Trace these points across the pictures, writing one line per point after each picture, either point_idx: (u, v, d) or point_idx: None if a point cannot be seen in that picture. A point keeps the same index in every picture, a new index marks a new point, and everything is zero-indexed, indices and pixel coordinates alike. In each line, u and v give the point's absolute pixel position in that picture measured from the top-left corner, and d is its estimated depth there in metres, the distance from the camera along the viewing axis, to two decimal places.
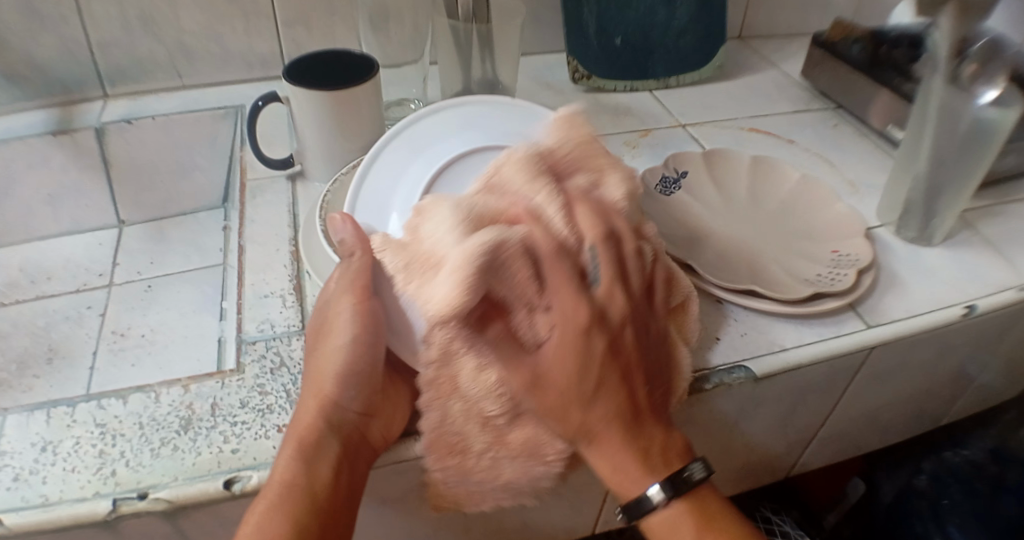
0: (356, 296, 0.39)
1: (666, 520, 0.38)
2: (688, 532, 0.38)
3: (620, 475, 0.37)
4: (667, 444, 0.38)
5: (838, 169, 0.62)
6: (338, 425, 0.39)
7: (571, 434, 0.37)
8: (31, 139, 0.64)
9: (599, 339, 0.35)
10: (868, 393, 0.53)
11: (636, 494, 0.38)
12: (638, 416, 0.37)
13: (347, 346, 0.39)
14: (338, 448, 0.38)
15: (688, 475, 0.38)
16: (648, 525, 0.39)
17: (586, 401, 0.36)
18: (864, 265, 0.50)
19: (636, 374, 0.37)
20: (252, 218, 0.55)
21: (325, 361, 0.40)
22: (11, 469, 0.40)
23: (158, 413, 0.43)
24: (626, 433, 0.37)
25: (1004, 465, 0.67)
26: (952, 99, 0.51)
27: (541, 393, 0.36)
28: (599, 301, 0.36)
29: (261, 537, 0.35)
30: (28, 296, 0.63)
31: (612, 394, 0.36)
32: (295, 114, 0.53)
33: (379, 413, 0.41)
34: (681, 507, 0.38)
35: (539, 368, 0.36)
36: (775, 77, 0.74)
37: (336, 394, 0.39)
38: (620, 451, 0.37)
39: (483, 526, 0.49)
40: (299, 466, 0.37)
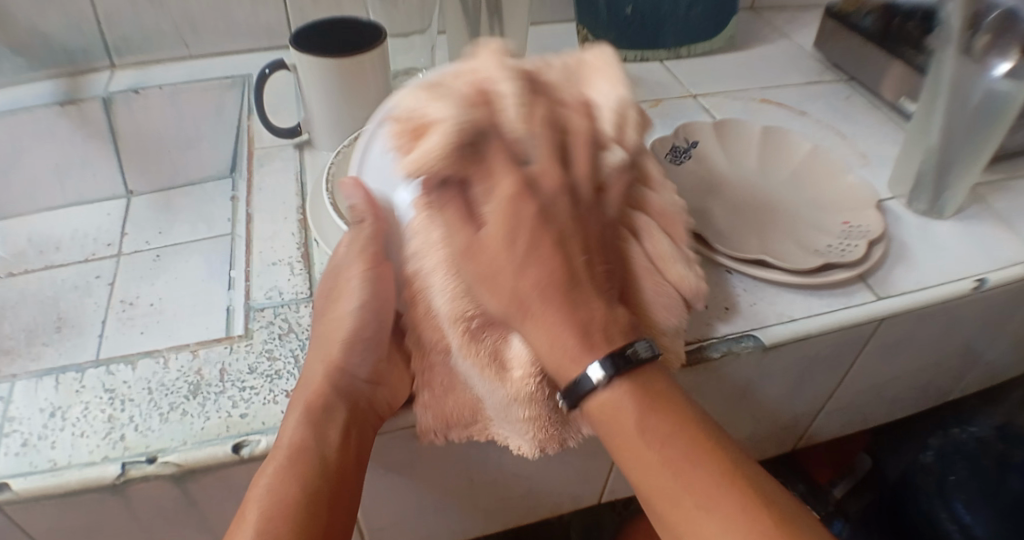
0: (366, 263, 0.39)
1: (609, 402, 0.34)
2: (631, 414, 0.34)
3: (558, 350, 0.34)
4: (609, 320, 0.35)
5: (851, 141, 0.61)
6: (346, 390, 0.39)
7: (509, 310, 0.34)
8: (39, 110, 0.64)
9: (531, 205, 0.34)
10: (877, 365, 0.53)
11: (574, 375, 0.34)
12: (577, 285, 0.35)
13: (358, 310, 0.40)
14: (346, 413, 0.38)
15: (631, 352, 0.35)
16: (592, 412, 0.35)
17: (520, 263, 0.34)
18: (875, 237, 0.49)
19: (574, 250, 0.35)
20: (260, 186, 0.55)
21: (334, 325, 0.40)
22: (20, 434, 0.40)
23: (167, 378, 0.43)
24: (563, 304, 0.34)
25: (1011, 443, 0.68)
26: (965, 71, 0.50)
27: (478, 258, 0.34)
28: (534, 170, 0.35)
29: (274, 497, 0.34)
30: (36, 265, 0.64)
31: (548, 262, 0.34)
32: (302, 82, 0.53)
33: (387, 379, 0.40)
34: (623, 387, 0.34)
35: (477, 237, 0.34)
36: (786, 49, 0.74)
37: (343, 359, 0.40)
38: (558, 325, 0.34)
39: (491, 491, 0.49)
40: (309, 429, 0.37)
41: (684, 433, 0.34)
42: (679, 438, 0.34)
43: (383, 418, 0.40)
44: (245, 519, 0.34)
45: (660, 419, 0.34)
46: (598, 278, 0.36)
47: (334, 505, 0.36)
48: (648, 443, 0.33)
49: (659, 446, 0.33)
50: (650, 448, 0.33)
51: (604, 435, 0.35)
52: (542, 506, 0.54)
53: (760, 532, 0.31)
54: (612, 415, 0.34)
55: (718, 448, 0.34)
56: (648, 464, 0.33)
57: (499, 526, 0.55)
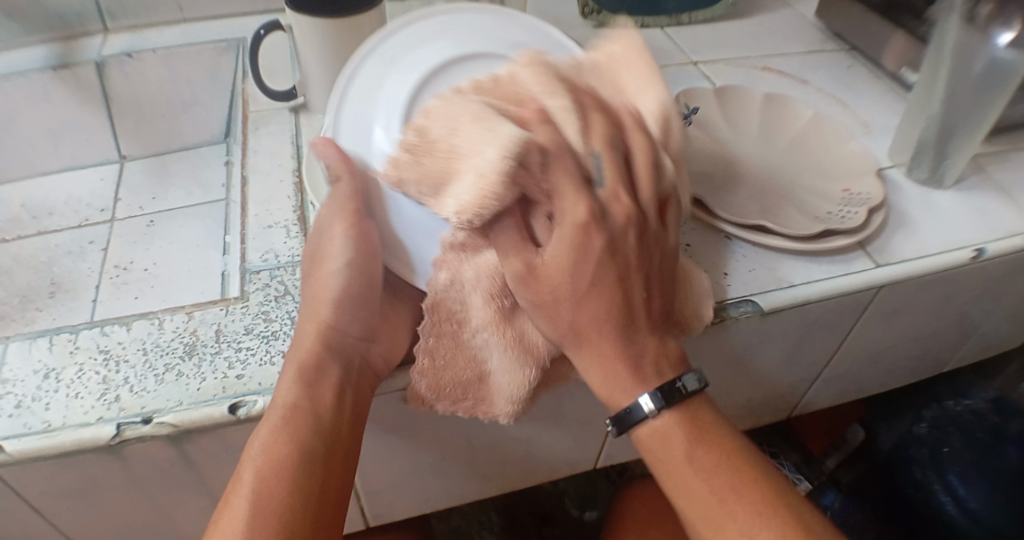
0: (351, 218, 0.38)
1: (657, 431, 0.36)
2: (679, 443, 0.36)
3: (610, 378, 0.36)
4: (661, 353, 0.37)
5: (852, 109, 0.61)
6: (338, 348, 0.39)
7: (561, 334, 0.36)
8: (31, 74, 0.63)
9: (598, 241, 0.34)
10: (874, 334, 0.53)
11: (626, 403, 0.36)
12: (631, 316, 0.36)
13: (343, 271, 0.38)
14: (339, 373, 0.38)
15: (681, 385, 0.36)
16: (637, 438, 0.37)
17: (577, 298, 0.35)
18: (875, 203, 0.49)
19: (634, 282, 0.36)
20: (256, 149, 0.54)
21: (321, 285, 0.39)
22: (13, 396, 0.40)
23: (162, 340, 0.43)
24: (616, 339, 0.35)
25: (1006, 417, 0.68)
26: (968, 39, 0.49)
27: (537, 281, 0.35)
28: (600, 199, 0.35)
29: (269, 457, 0.35)
30: (29, 231, 0.63)
31: (607, 297, 0.35)
32: (297, 42, 0.52)
33: (379, 336, 0.41)
34: (674, 417, 0.36)
35: (538, 261, 0.35)
36: (789, 18, 0.73)
37: (334, 319, 0.39)
38: (612, 353, 0.35)
39: (488, 455, 0.50)
40: (301, 390, 0.36)
41: (730, 466, 0.36)
42: (724, 469, 0.35)
43: (379, 375, 0.40)
44: (241, 480, 0.34)
45: (707, 451, 0.36)
46: (654, 313, 0.37)
47: (329, 468, 0.36)
48: (695, 471, 0.35)
49: (706, 478, 0.35)
50: (698, 479, 0.35)
51: (648, 461, 0.37)
52: (538, 471, 0.54)
53: None
54: (661, 444, 0.36)
55: (761, 479, 0.36)
56: (696, 494, 0.35)
57: (495, 490, 0.55)
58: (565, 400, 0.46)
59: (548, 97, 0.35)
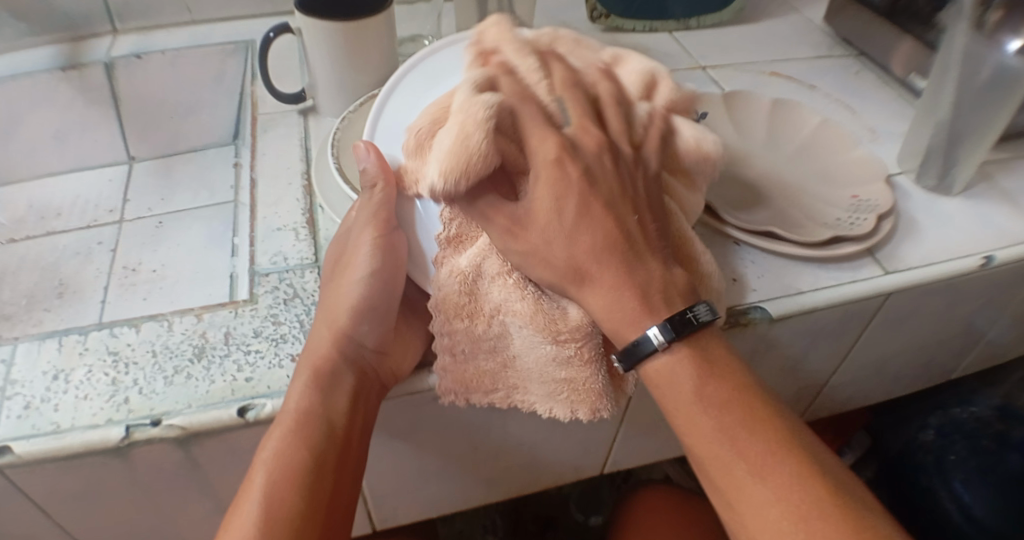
0: (378, 228, 0.39)
1: (665, 368, 0.35)
2: (688, 377, 0.34)
3: (618, 314, 0.35)
4: (668, 282, 0.36)
5: (860, 115, 0.61)
6: (352, 358, 0.39)
7: (561, 278, 0.35)
8: (40, 74, 0.63)
9: (576, 168, 0.35)
10: (880, 341, 0.53)
11: (633, 337, 0.35)
12: (631, 244, 0.35)
13: (365, 280, 0.39)
14: (353, 382, 0.38)
15: (693, 316, 0.35)
16: (649, 377, 0.36)
17: (567, 233, 0.34)
18: (883, 211, 0.49)
19: (629, 214, 0.36)
20: (264, 151, 0.55)
21: (341, 294, 0.39)
22: (22, 397, 0.40)
23: (170, 341, 0.43)
24: (617, 266, 0.35)
25: (1010, 423, 0.68)
26: (976, 46, 0.49)
27: (533, 228, 0.35)
28: (570, 135, 0.36)
29: (280, 463, 0.35)
30: (37, 232, 0.63)
31: (600, 226, 0.35)
32: (307, 46, 0.52)
33: (393, 349, 0.40)
34: (683, 351, 0.35)
35: (525, 208, 0.35)
36: (797, 23, 0.73)
37: (349, 327, 0.39)
38: (616, 285, 0.34)
39: (495, 460, 0.50)
40: (315, 396, 0.37)
41: (741, 403, 0.34)
42: (735, 406, 0.34)
43: (391, 384, 0.40)
44: (252, 483, 0.35)
45: (716, 386, 0.34)
46: (651, 237, 0.36)
47: (338, 474, 0.37)
48: (705, 408, 0.34)
49: (714, 415, 0.34)
50: (705, 415, 0.34)
51: (659, 400, 0.36)
52: (543, 476, 0.54)
53: (804, 502, 0.32)
54: (669, 379, 0.35)
55: (774, 418, 0.34)
56: (703, 429, 0.34)
57: (502, 495, 0.55)
58: None
59: (518, 64, 0.37)
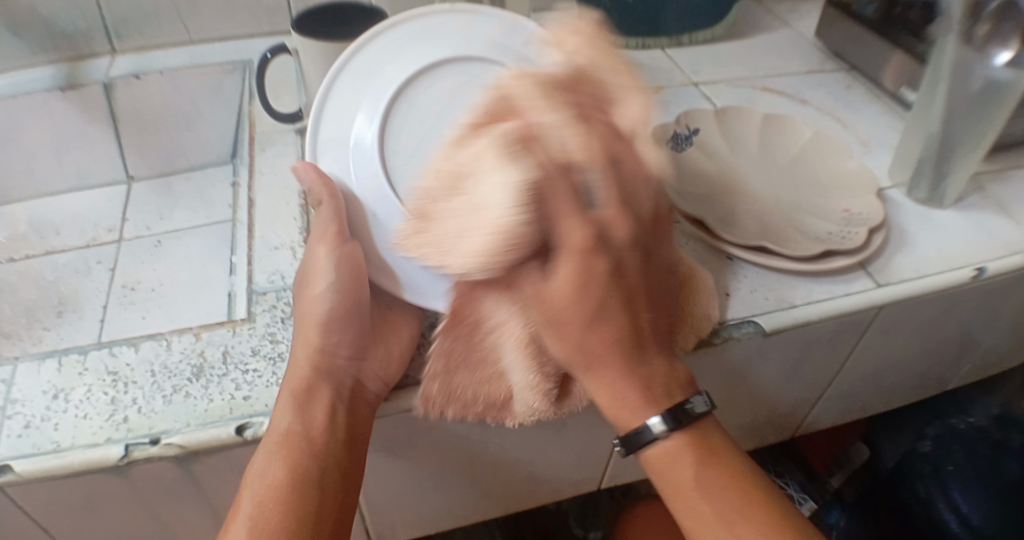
0: (332, 240, 0.39)
1: (665, 452, 0.36)
2: (687, 465, 0.36)
3: (618, 406, 0.35)
4: (668, 375, 0.36)
5: (852, 128, 0.61)
6: (329, 372, 0.39)
7: (569, 356, 0.34)
8: (39, 94, 0.64)
9: (602, 265, 0.32)
10: (875, 352, 0.53)
11: (634, 424, 0.35)
12: (636, 343, 0.34)
13: (330, 292, 0.39)
14: (331, 393, 0.39)
15: (689, 407, 0.36)
16: (647, 458, 0.37)
17: (587, 322, 0.33)
18: (875, 224, 0.50)
19: (635, 303, 0.34)
20: (261, 170, 0.55)
21: (309, 307, 0.40)
22: (22, 416, 0.40)
23: (169, 360, 0.43)
24: (616, 364, 0.34)
25: (1008, 430, 0.68)
26: (965, 58, 0.50)
27: (556, 313, 0.33)
28: (602, 218, 0.33)
29: (262, 480, 0.36)
30: (36, 250, 0.64)
31: (609, 325, 0.33)
32: (303, 66, 0.53)
33: (371, 354, 0.41)
34: (682, 440, 0.36)
35: (547, 288, 0.33)
36: (788, 37, 0.74)
37: (322, 340, 0.40)
38: (619, 376, 0.34)
39: (492, 475, 0.50)
40: (293, 412, 0.37)
41: (737, 490, 0.35)
42: (730, 492, 0.35)
43: (380, 397, 0.40)
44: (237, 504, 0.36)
45: (713, 474, 0.36)
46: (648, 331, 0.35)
47: (324, 486, 0.37)
48: (700, 497, 0.35)
49: (710, 503, 0.35)
50: (704, 502, 0.35)
51: (657, 482, 0.37)
52: (541, 491, 0.54)
53: None
54: (669, 467, 0.36)
55: (766, 501, 0.35)
56: (701, 517, 0.35)
57: (499, 510, 0.55)
58: (568, 420, 0.47)
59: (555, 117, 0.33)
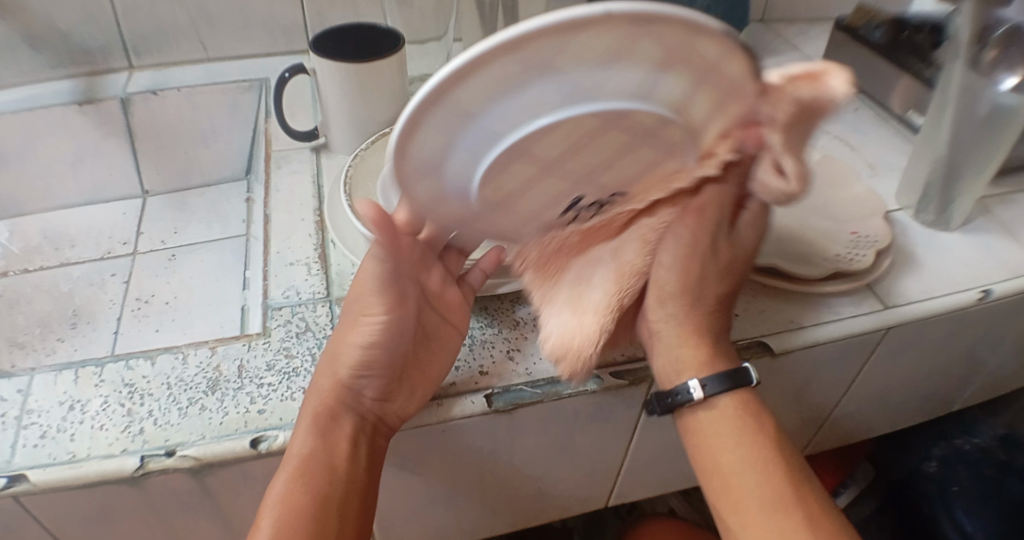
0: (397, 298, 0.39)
1: (731, 407, 0.40)
2: (745, 421, 0.39)
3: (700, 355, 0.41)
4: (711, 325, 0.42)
5: (859, 150, 0.62)
6: (351, 404, 0.39)
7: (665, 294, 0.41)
8: (57, 107, 0.65)
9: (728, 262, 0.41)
10: (882, 373, 0.53)
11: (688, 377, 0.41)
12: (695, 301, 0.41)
13: (366, 345, 0.39)
14: (353, 423, 0.39)
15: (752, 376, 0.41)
16: (717, 407, 0.40)
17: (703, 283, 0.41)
18: (883, 246, 0.50)
19: (709, 268, 0.40)
20: (277, 187, 0.56)
21: (343, 349, 0.39)
22: (39, 427, 0.41)
23: (185, 373, 0.44)
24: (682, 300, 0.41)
25: (1012, 453, 0.69)
26: (972, 84, 0.50)
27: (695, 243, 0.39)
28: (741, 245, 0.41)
29: (285, 506, 0.37)
30: (51, 262, 0.65)
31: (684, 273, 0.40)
32: (321, 86, 0.54)
33: (398, 396, 0.40)
34: (746, 398, 0.40)
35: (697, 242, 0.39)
36: (796, 60, 0.75)
37: (350, 380, 0.39)
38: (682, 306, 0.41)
39: (502, 492, 0.50)
40: (316, 441, 0.38)
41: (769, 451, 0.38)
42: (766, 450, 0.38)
43: (398, 425, 0.41)
44: (260, 529, 0.37)
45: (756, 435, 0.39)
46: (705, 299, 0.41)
47: (345, 515, 0.38)
48: (758, 450, 0.38)
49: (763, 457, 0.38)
50: (739, 450, 0.38)
51: (711, 430, 0.40)
52: (548, 508, 0.55)
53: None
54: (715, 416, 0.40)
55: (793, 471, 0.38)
56: (731, 464, 0.38)
57: (508, 526, 0.55)
58: (577, 437, 0.47)
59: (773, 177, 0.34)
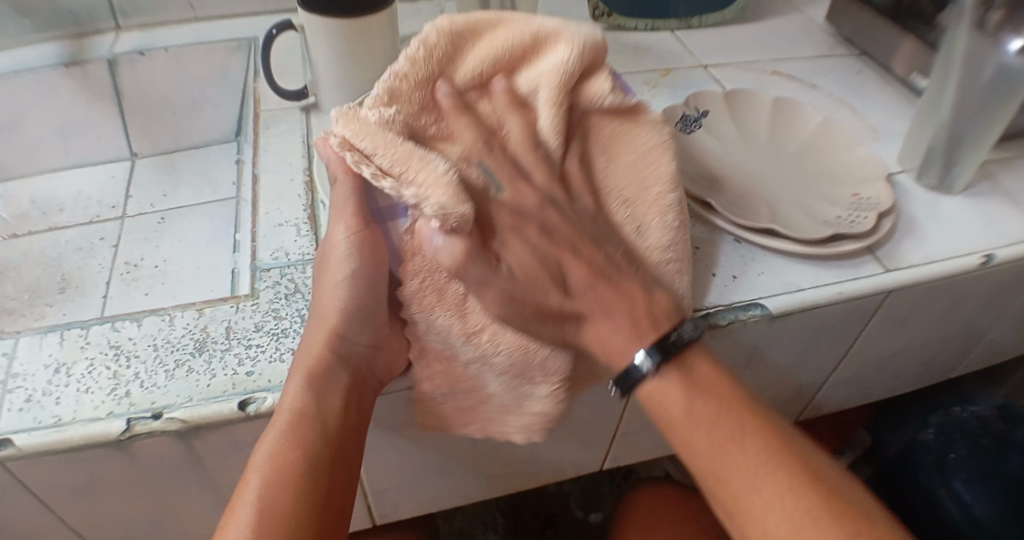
0: (353, 224, 0.38)
1: (657, 386, 0.37)
2: (679, 393, 0.36)
3: (614, 341, 0.37)
4: (650, 303, 0.38)
5: (862, 115, 0.61)
6: (347, 356, 0.39)
7: (553, 321, 0.38)
8: (42, 71, 0.63)
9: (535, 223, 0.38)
10: (883, 337, 0.53)
11: (625, 364, 0.37)
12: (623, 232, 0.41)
13: (346, 282, 0.38)
14: (348, 380, 0.39)
15: (676, 336, 0.37)
16: (644, 397, 0.38)
17: (551, 280, 0.37)
18: (884, 209, 0.49)
19: (540, 251, 0.37)
20: (266, 148, 0.55)
21: (327, 298, 0.39)
22: (24, 390, 0.40)
23: (172, 335, 0.43)
24: (605, 295, 0.37)
25: (1012, 423, 0.68)
26: (977, 45, 0.49)
27: (529, 230, 0.38)
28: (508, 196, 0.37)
29: (274, 464, 0.35)
30: (39, 227, 0.64)
31: (574, 262, 0.38)
32: (309, 41, 0.52)
33: (387, 345, 0.41)
34: (671, 372, 0.37)
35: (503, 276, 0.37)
36: (799, 22, 0.73)
37: (341, 327, 0.39)
38: (606, 322, 0.37)
39: (495, 457, 0.50)
40: (308, 396, 0.37)
41: (736, 411, 0.36)
42: (726, 418, 0.36)
43: (384, 380, 0.41)
44: (247, 486, 0.35)
45: (706, 401, 0.36)
46: (622, 264, 0.39)
47: (333, 472, 0.37)
48: (698, 424, 0.36)
49: (710, 427, 0.36)
50: (695, 426, 0.36)
51: (656, 420, 0.38)
52: (543, 475, 0.55)
53: (807, 507, 0.33)
54: (660, 398, 0.37)
55: (766, 428, 0.36)
56: (698, 445, 0.36)
57: (502, 492, 0.55)
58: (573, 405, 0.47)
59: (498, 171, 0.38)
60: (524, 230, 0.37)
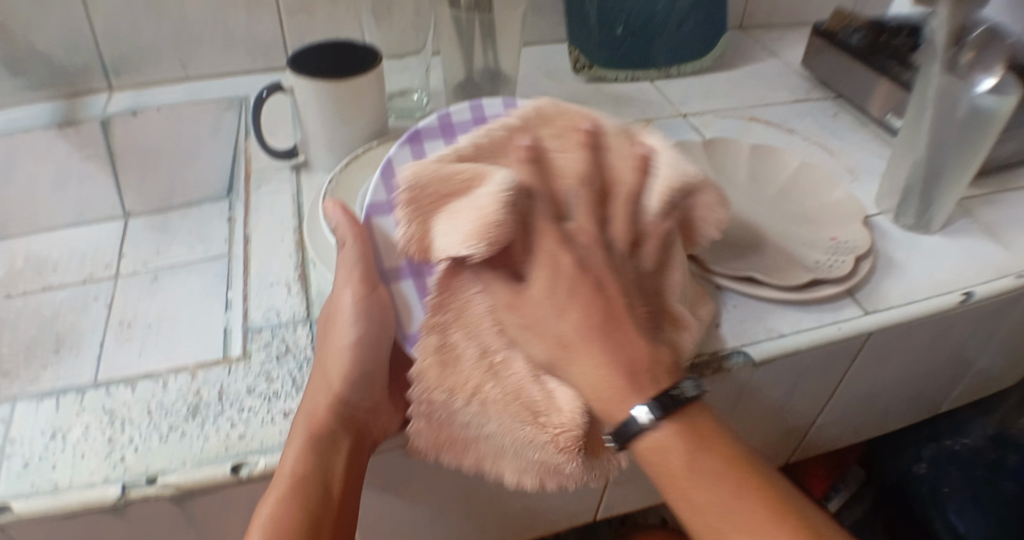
0: (362, 281, 0.40)
1: (656, 442, 0.35)
2: (684, 457, 0.35)
3: (608, 389, 0.35)
4: (656, 360, 0.36)
5: (839, 157, 0.62)
6: (348, 419, 0.39)
7: (550, 351, 0.37)
8: (38, 131, 0.65)
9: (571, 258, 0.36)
10: (871, 374, 0.53)
11: (621, 416, 0.35)
12: None
13: (352, 346, 0.40)
14: (348, 441, 0.39)
15: (677, 391, 0.35)
16: (639, 450, 0.36)
17: (558, 311, 0.36)
18: (862, 252, 0.50)
19: (554, 294, 0.36)
20: (257, 208, 0.56)
21: (332, 359, 0.41)
22: (20, 456, 0.41)
23: (166, 399, 0.43)
24: (607, 342, 0.36)
25: (1004, 450, 0.69)
26: (951, 86, 0.50)
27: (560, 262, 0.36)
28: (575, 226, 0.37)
29: (271, 524, 0.36)
30: (33, 286, 0.64)
31: (578, 307, 0.36)
32: (298, 103, 0.54)
33: (382, 407, 0.41)
34: (671, 426, 0.35)
35: (523, 292, 0.37)
36: (775, 66, 0.75)
37: (342, 390, 0.40)
38: (602, 366, 0.35)
39: (488, 510, 0.50)
40: (306, 458, 0.37)
41: (748, 476, 0.35)
42: (730, 479, 0.35)
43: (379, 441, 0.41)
44: None
45: (709, 459, 0.35)
46: (639, 312, 0.38)
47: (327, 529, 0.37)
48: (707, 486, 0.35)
49: (725, 494, 0.34)
50: (706, 492, 0.34)
51: (653, 478, 0.36)
52: (537, 525, 0.55)
53: None
54: (661, 458, 0.35)
55: (779, 496, 0.35)
56: (707, 510, 0.34)
57: None
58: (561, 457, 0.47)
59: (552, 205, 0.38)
60: (561, 263, 0.36)
